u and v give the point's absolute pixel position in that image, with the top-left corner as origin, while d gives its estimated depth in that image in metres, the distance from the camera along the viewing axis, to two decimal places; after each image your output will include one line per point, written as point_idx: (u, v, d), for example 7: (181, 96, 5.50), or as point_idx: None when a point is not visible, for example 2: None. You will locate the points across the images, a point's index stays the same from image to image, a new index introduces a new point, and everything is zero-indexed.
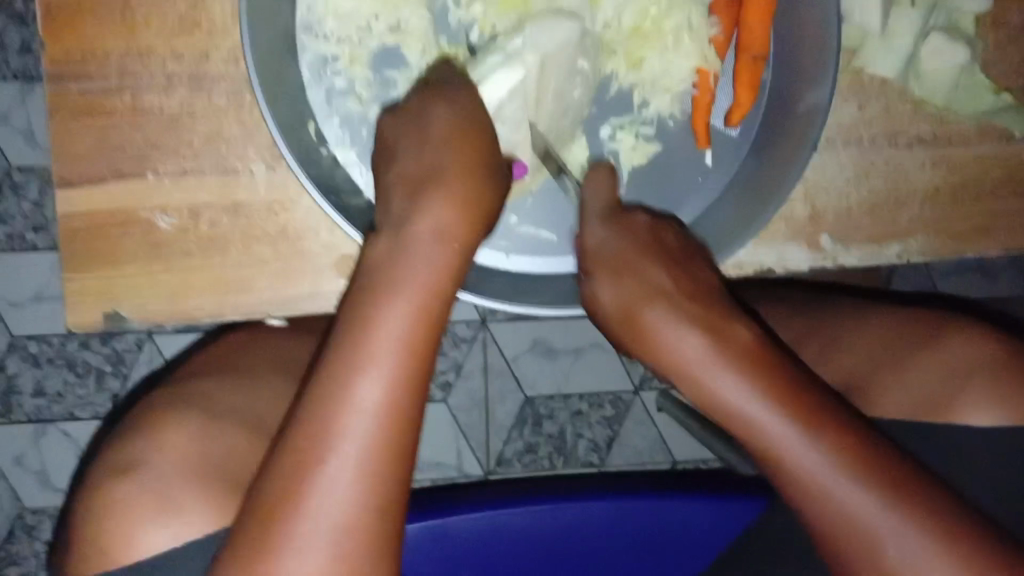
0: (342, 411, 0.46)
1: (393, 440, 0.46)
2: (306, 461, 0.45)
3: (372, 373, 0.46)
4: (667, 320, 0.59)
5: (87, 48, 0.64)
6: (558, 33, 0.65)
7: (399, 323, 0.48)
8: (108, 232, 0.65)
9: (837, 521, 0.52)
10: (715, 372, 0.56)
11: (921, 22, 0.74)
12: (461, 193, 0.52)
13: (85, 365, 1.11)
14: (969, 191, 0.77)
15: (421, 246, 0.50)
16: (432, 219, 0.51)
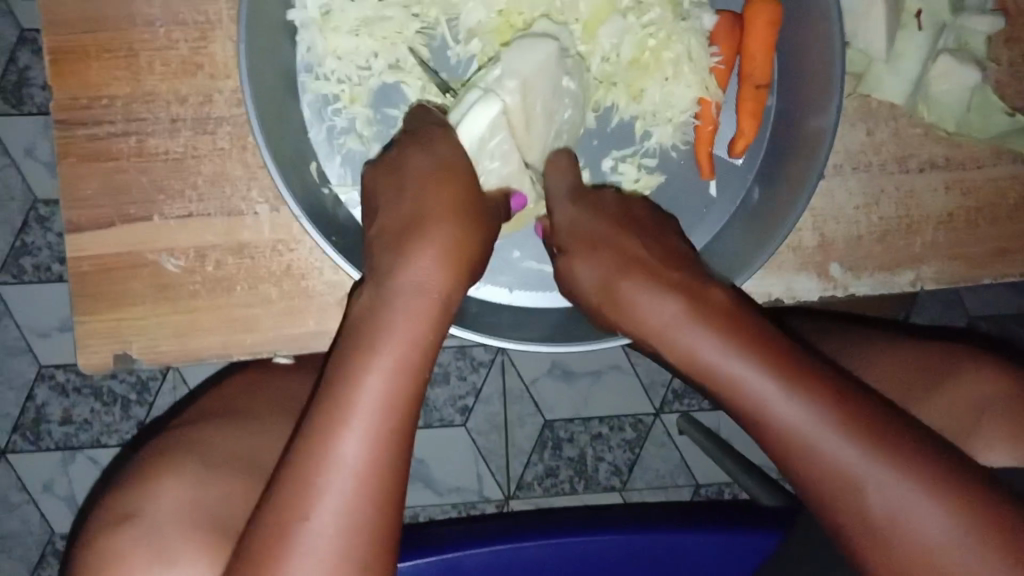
0: (325, 467, 0.46)
1: (377, 495, 0.47)
2: (292, 518, 0.45)
3: (355, 429, 0.47)
4: (644, 293, 0.57)
5: (94, 94, 0.66)
6: (534, 56, 0.65)
7: (382, 375, 0.48)
8: (117, 275, 0.66)
9: (871, 524, 0.49)
10: (689, 337, 0.55)
11: (930, 44, 0.73)
12: (452, 245, 0.52)
13: (111, 394, 1.13)
14: (985, 215, 0.75)
15: (406, 295, 0.50)
16: (415, 274, 0.50)
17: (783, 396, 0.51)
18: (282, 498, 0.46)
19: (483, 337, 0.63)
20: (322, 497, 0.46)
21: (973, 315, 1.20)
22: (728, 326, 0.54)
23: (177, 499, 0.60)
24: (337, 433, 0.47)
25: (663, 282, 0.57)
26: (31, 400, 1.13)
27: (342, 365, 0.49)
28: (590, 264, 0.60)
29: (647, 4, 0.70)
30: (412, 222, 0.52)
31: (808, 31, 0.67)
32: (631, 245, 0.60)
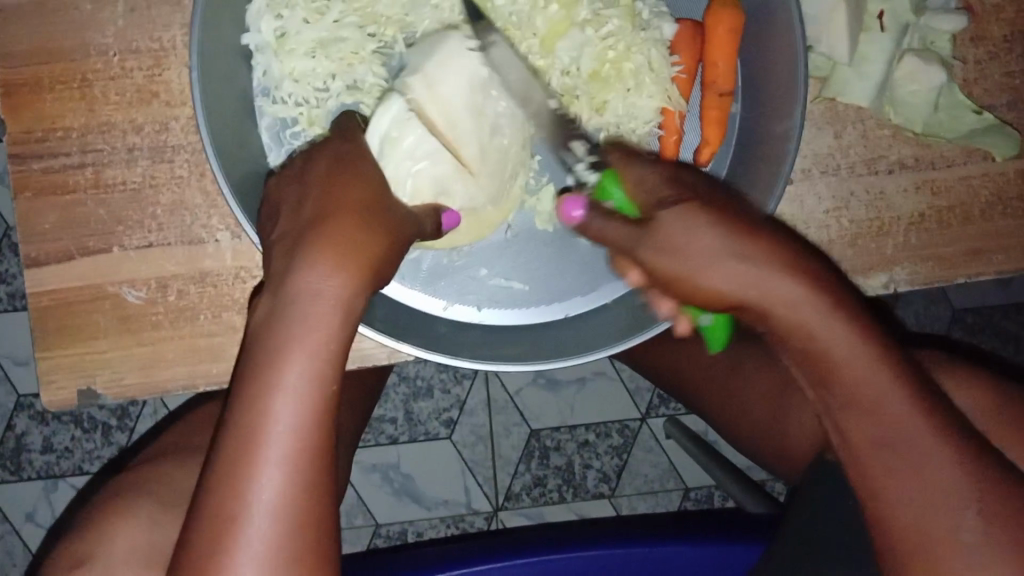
0: (248, 500, 0.43)
1: (303, 520, 0.44)
2: (215, 559, 0.43)
3: (270, 463, 0.44)
4: (691, 215, 0.51)
5: (49, 126, 0.65)
6: (448, 50, 0.64)
7: (297, 396, 0.44)
8: (78, 308, 0.65)
9: (901, 500, 0.48)
10: (735, 251, 0.49)
11: (893, 46, 0.73)
12: (358, 238, 0.47)
13: (91, 421, 1.12)
14: (957, 214, 0.75)
15: (313, 305, 0.45)
16: (311, 282, 0.45)
17: (844, 341, 0.48)
18: (205, 534, 0.43)
19: (449, 359, 0.62)
20: (247, 533, 0.43)
21: (958, 309, 1.20)
22: (802, 273, 0.49)
23: (130, 542, 0.58)
24: (253, 463, 0.43)
25: (730, 220, 0.51)
26: (10, 428, 1.11)
27: (251, 389, 0.45)
28: (671, 224, 0.51)
29: (605, 15, 0.69)
30: (312, 222, 0.48)
31: (771, 37, 0.66)
32: (708, 200, 0.53)
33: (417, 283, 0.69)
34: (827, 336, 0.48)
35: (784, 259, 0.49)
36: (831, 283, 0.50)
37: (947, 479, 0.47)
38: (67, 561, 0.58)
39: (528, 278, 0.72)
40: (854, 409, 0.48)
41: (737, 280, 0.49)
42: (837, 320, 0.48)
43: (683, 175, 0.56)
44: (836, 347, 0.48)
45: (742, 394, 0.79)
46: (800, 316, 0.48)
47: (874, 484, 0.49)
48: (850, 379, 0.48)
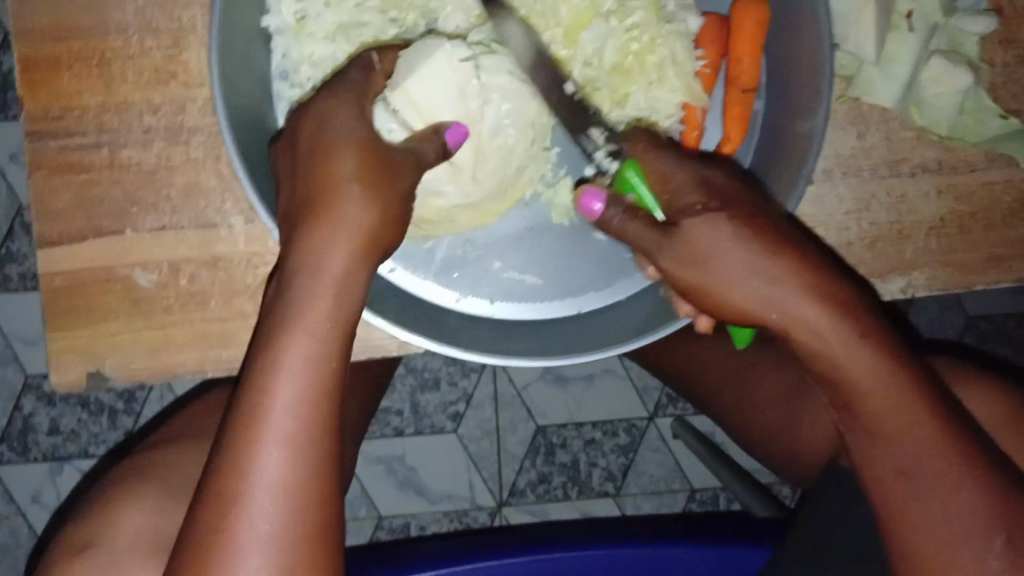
0: (250, 468, 0.44)
1: (307, 497, 0.45)
2: (214, 528, 0.44)
3: (271, 433, 0.45)
4: (726, 243, 0.52)
5: (66, 104, 0.64)
6: (430, 62, 0.62)
7: (300, 370, 0.46)
8: (89, 289, 0.65)
9: (908, 503, 0.51)
10: (759, 270, 0.52)
11: (920, 46, 0.72)
12: (355, 211, 0.48)
13: (98, 404, 1.11)
14: (978, 220, 0.74)
15: (318, 281, 0.47)
16: (318, 259, 0.47)
17: (870, 364, 0.51)
18: (207, 504, 0.45)
19: (461, 351, 0.62)
20: (250, 500, 0.44)
21: (971, 316, 1.18)
22: (832, 301, 0.51)
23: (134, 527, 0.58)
24: (257, 434, 0.45)
25: (767, 239, 0.52)
26: (17, 409, 1.11)
27: (257, 363, 0.46)
28: (700, 234, 0.53)
29: (630, 6, 0.68)
30: (313, 194, 0.48)
31: (801, 32, 0.65)
32: (743, 207, 0.54)
33: (430, 273, 0.69)
34: (857, 363, 0.51)
35: (814, 284, 0.52)
36: (851, 297, 0.52)
37: (964, 503, 0.50)
38: (74, 544, 0.58)
39: (543, 272, 0.71)
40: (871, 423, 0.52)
41: (769, 300, 0.52)
42: (864, 349, 0.51)
43: (713, 174, 0.57)
44: (860, 371, 0.51)
45: (754, 397, 0.78)
46: (826, 343, 0.52)
47: (895, 506, 0.52)
48: (871, 401, 0.52)
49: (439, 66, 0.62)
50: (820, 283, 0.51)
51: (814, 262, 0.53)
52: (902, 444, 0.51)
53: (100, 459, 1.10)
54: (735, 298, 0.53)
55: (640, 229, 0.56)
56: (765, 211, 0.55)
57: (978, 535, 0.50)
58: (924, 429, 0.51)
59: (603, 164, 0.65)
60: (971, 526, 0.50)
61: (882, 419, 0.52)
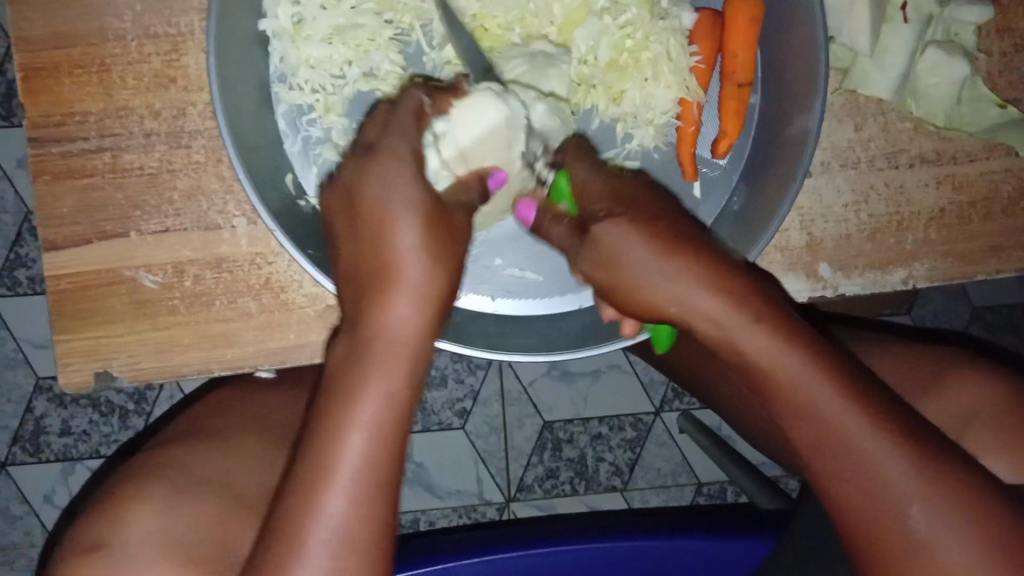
0: (314, 522, 0.46)
1: (367, 554, 0.47)
2: (279, 573, 0.46)
3: (338, 487, 0.47)
4: (625, 234, 0.52)
5: (68, 110, 0.65)
6: (488, 123, 0.59)
7: (370, 431, 0.48)
8: (94, 291, 0.66)
9: (851, 491, 0.49)
10: (655, 266, 0.52)
11: (915, 38, 0.71)
12: (426, 283, 0.49)
13: (109, 405, 1.13)
14: (978, 210, 0.73)
15: (387, 348, 0.49)
16: (389, 323, 0.49)
17: (766, 345, 0.50)
18: (268, 556, 0.46)
19: (460, 347, 0.62)
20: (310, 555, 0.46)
21: (977, 305, 1.18)
22: (730, 287, 0.51)
23: (147, 530, 0.58)
24: (323, 490, 0.47)
25: (656, 234, 0.52)
26: (30, 411, 1.13)
27: (326, 422, 0.48)
28: (607, 242, 0.53)
29: (623, 4, 0.68)
30: (378, 264, 0.49)
31: (792, 26, 0.66)
32: (649, 214, 0.54)
33: None
34: (755, 343, 0.50)
35: (709, 274, 0.51)
36: (746, 281, 0.52)
37: (887, 470, 0.48)
38: (82, 539, 0.59)
39: (542, 269, 0.71)
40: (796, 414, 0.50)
41: (671, 296, 0.52)
42: (757, 331, 0.50)
43: (619, 184, 0.57)
44: (758, 352, 0.50)
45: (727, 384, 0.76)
46: (726, 332, 0.51)
47: (832, 486, 0.49)
48: (772, 384, 0.50)
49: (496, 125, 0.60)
50: (720, 271, 0.51)
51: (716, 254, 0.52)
52: (826, 427, 0.49)
53: (112, 458, 1.12)
54: (637, 291, 0.53)
55: (566, 237, 0.58)
56: (682, 227, 0.54)
57: (901, 502, 0.48)
58: (834, 401, 0.48)
59: (540, 172, 0.63)
60: (893, 492, 0.48)
61: (794, 400, 0.49)
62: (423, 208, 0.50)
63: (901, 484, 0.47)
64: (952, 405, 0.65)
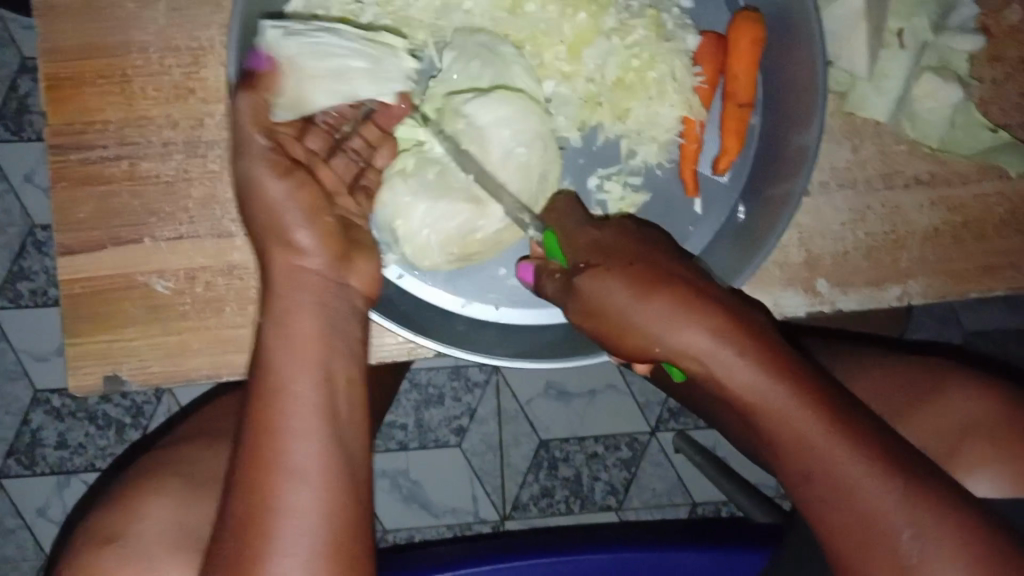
0: (281, 483, 0.46)
1: (337, 506, 0.47)
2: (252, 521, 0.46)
3: (301, 432, 0.48)
4: (607, 281, 0.52)
5: (88, 119, 0.67)
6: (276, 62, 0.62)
7: (306, 396, 0.49)
8: (108, 296, 0.67)
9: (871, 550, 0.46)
10: (640, 309, 0.50)
11: (911, 62, 0.74)
12: (317, 249, 0.54)
13: (106, 418, 1.11)
14: (971, 230, 0.76)
15: (299, 311, 0.51)
16: (295, 265, 0.53)
17: (747, 372, 0.47)
18: (236, 526, 0.46)
19: (469, 354, 0.64)
20: (288, 513, 0.46)
21: (969, 331, 1.20)
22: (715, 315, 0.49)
23: (159, 523, 0.59)
24: (285, 441, 0.47)
25: (637, 271, 0.52)
26: (26, 423, 1.11)
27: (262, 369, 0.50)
28: (602, 286, 0.53)
29: (631, 25, 0.71)
30: (275, 241, 0.54)
31: (792, 50, 0.68)
32: (619, 254, 0.54)
33: (438, 280, 0.71)
34: (744, 378, 0.48)
35: (693, 305, 0.49)
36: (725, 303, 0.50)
37: (879, 500, 0.45)
38: (95, 539, 0.60)
39: None
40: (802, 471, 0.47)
41: (662, 340, 0.49)
42: (746, 363, 0.47)
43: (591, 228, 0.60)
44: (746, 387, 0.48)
45: None
46: (716, 370, 0.48)
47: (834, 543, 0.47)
48: (821, 468, 0.46)
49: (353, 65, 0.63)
50: (708, 310, 0.49)
51: (690, 280, 0.51)
52: (805, 453, 0.46)
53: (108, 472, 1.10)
54: (629, 326, 0.51)
55: (559, 291, 0.58)
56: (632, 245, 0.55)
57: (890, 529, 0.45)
58: (820, 431, 0.46)
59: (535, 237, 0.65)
60: (885, 521, 0.45)
61: (779, 426, 0.47)
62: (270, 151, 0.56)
63: (886, 514, 0.45)
64: (952, 418, 0.67)
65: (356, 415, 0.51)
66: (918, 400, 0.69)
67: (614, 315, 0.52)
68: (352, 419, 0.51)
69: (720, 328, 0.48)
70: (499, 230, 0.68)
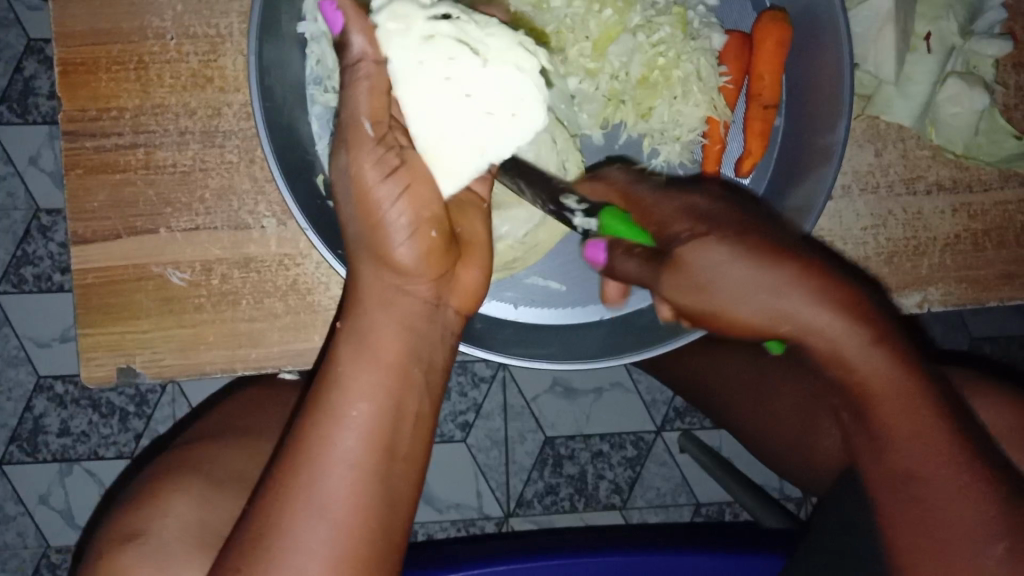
0: (301, 511, 0.47)
1: (353, 545, 0.47)
2: (270, 538, 0.47)
3: (340, 468, 0.47)
4: (720, 250, 0.52)
5: (103, 106, 0.66)
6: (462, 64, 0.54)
7: (360, 425, 0.48)
8: (122, 286, 0.66)
9: (947, 525, 0.51)
10: (752, 277, 0.51)
11: (937, 68, 0.74)
12: (416, 258, 0.50)
13: (110, 406, 1.10)
14: (992, 237, 0.75)
15: (383, 329, 0.50)
16: (387, 285, 0.50)
17: (869, 358, 0.51)
18: (254, 536, 0.47)
19: (487, 352, 0.63)
20: (300, 544, 0.46)
21: (975, 337, 1.19)
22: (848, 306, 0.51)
23: (180, 520, 0.60)
24: (318, 474, 0.47)
25: (757, 251, 0.52)
26: (29, 410, 1.10)
27: (330, 390, 0.49)
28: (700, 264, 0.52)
29: (658, 22, 0.70)
30: (372, 249, 0.50)
31: (818, 51, 0.67)
32: (730, 229, 0.54)
33: None
34: (869, 365, 0.51)
35: (823, 284, 0.51)
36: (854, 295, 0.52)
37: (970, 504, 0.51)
38: (117, 532, 0.60)
39: (565, 279, 0.73)
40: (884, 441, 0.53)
41: (782, 316, 0.51)
42: (859, 336, 0.51)
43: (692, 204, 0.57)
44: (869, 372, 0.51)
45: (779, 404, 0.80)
46: (825, 338, 0.51)
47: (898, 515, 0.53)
48: (913, 439, 0.52)
49: (507, 82, 0.55)
50: (827, 286, 0.51)
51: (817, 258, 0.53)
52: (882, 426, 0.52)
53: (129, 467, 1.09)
54: (742, 300, 0.52)
55: (641, 269, 0.55)
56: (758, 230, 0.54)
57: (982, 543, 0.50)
58: (922, 402, 0.52)
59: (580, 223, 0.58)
60: (961, 502, 0.51)
61: (874, 399, 0.52)
62: (376, 143, 0.49)
63: (961, 494, 0.51)
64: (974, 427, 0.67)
65: (415, 448, 0.51)
66: None
67: (710, 293, 0.52)
68: (410, 453, 0.50)
69: (836, 304, 0.50)
70: (528, 232, 0.70)
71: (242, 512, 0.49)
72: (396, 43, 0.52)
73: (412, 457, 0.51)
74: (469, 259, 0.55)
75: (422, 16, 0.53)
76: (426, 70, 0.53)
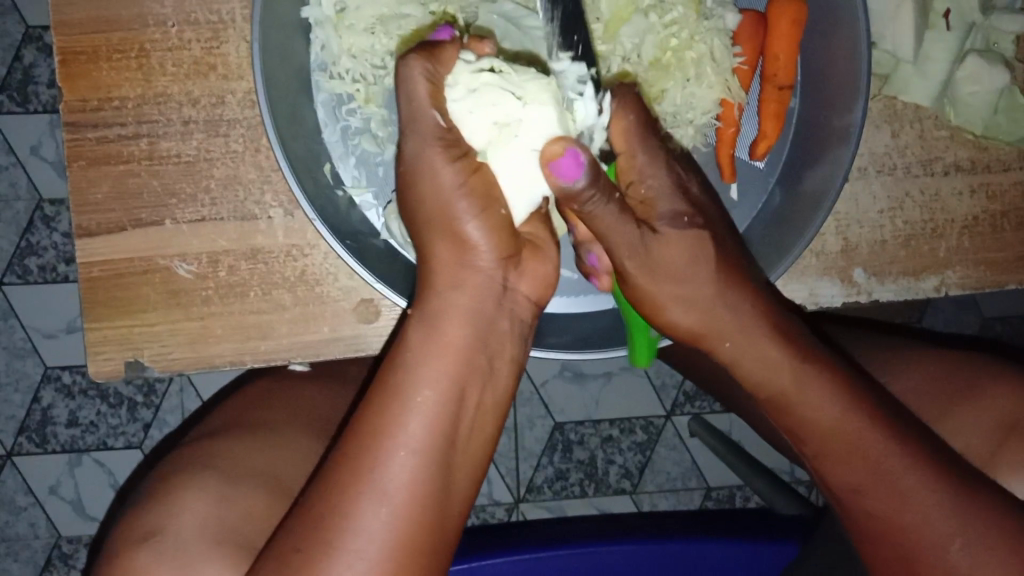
0: (364, 493, 0.47)
1: (414, 529, 0.48)
2: (329, 522, 0.47)
3: (402, 454, 0.48)
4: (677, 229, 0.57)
5: (104, 96, 0.64)
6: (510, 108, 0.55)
7: (427, 409, 0.49)
8: (127, 279, 0.65)
9: (886, 512, 0.55)
10: (669, 264, 0.56)
11: (957, 43, 0.72)
12: (489, 243, 0.52)
13: (117, 396, 1.10)
14: (1010, 219, 0.74)
15: (451, 316, 0.51)
16: (447, 268, 0.52)
17: (825, 405, 0.56)
18: (312, 519, 0.48)
19: None
20: (361, 525, 0.47)
21: (987, 316, 1.17)
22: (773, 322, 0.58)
23: (199, 516, 0.59)
24: (382, 459, 0.48)
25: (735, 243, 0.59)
26: (36, 401, 1.09)
27: (399, 375, 0.50)
28: (684, 246, 0.57)
29: (669, 4, 0.69)
30: (442, 232, 0.52)
31: (832, 32, 0.66)
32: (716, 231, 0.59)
33: None
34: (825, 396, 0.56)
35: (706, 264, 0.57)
36: (786, 325, 0.58)
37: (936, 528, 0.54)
38: (134, 532, 0.60)
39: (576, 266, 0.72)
40: (823, 449, 0.57)
41: (708, 323, 0.58)
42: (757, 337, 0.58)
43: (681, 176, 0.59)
44: (817, 420, 0.57)
45: None
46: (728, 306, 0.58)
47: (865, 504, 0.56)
48: (834, 435, 0.56)
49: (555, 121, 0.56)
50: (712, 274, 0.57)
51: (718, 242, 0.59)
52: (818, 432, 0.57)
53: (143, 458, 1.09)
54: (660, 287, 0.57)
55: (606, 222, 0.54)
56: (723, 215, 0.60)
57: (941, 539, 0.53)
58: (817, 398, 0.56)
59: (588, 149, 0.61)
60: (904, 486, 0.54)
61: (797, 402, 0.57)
62: (442, 134, 0.51)
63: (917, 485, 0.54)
64: (994, 418, 0.66)
65: (472, 441, 0.52)
66: (953, 399, 0.68)
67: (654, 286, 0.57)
68: (468, 445, 0.52)
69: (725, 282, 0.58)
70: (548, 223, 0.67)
71: (300, 499, 0.50)
72: (449, 98, 0.53)
73: (470, 448, 0.52)
74: (539, 251, 0.57)
75: (470, 68, 0.54)
76: (478, 117, 0.54)
